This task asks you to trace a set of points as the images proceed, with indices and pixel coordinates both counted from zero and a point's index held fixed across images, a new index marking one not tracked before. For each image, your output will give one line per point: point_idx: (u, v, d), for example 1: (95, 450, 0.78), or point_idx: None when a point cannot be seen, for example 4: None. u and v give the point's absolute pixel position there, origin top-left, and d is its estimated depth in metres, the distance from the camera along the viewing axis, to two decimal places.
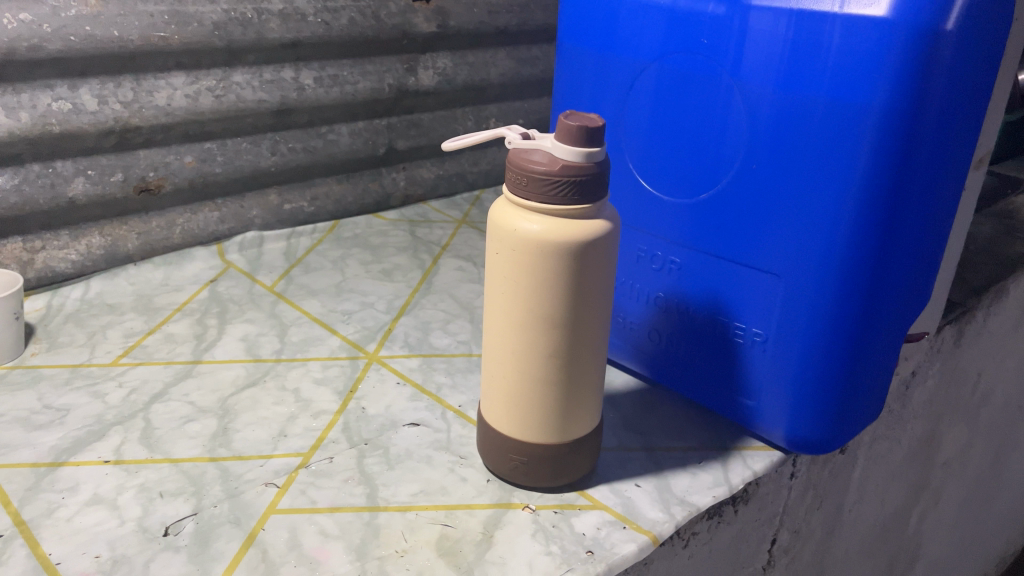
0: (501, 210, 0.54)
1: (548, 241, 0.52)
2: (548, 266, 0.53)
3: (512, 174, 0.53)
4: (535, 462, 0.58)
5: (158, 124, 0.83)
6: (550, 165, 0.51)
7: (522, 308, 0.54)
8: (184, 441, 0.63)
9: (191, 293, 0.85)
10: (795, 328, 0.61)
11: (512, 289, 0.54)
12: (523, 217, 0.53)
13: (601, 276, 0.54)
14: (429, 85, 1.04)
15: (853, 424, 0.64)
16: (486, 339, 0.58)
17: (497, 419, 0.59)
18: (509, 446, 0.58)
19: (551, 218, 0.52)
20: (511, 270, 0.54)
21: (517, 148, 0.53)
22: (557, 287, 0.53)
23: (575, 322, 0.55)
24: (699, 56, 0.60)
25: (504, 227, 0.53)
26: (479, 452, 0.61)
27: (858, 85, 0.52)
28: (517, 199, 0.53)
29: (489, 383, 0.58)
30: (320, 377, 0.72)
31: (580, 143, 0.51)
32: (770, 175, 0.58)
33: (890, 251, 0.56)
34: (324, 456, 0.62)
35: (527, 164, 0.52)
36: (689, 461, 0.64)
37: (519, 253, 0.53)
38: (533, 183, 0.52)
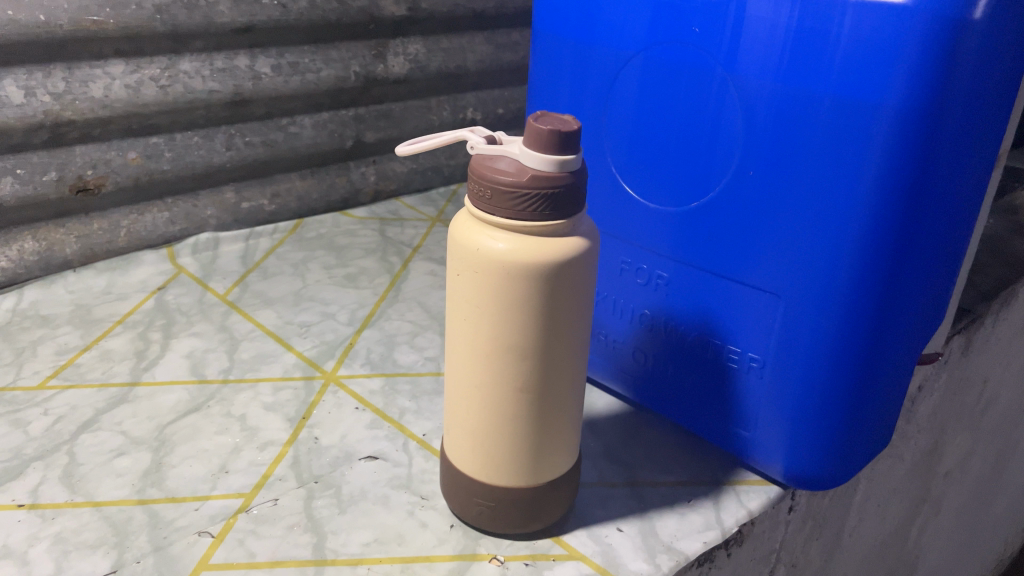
0: (462, 225, 0.47)
1: (515, 262, 0.45)
2: (515, 290, 0.46)
3: (473, 185, 0.46)
4: (503, 508, 0.51)
5: (94, 118, 0.76)
6: (518, 176, 0.44)
7: (487, 337, 0.47)
8: (111, 480, 0.56)
9: (136, 303, 0.78)
10: (795, 354, 0.54)
11: (475, 316, 0.47)
12: (486, 233, 0.46)
13: (576, 301, 0.48)
14: (400, 72, 0.97)
15: (859, 459, 0.57)
16: (448, 369, 0.51)
17: (461, 458, 0.52)
18: (474, 489, 0.51)
19: (519, 235, 0.45)
20: (473, 294, 0.47)
21: (480, 155, 0.46)
22: (527, 314, 0.46)
23: (548, 352, 0.48)
24: (690, 46, 0.53)
25: (465, 245, 0.46)
26: (442, 493, 0.54)
27: (871, 82, 0.45)
28: (480, 213, 0.46)
29: (452, 418, 0.52)
30: (270, 401, 0.65)
31: (552, 150, 0.44)
32: (768, 183, 0.52)
33: (904, 270, 0.49)
34: (268, 498, 0.55)
35: (491, 173, 0.44)
36: (678, 499, 0.58)
37: (482, 275, 0.46)
38: (498, 195, 0.44)
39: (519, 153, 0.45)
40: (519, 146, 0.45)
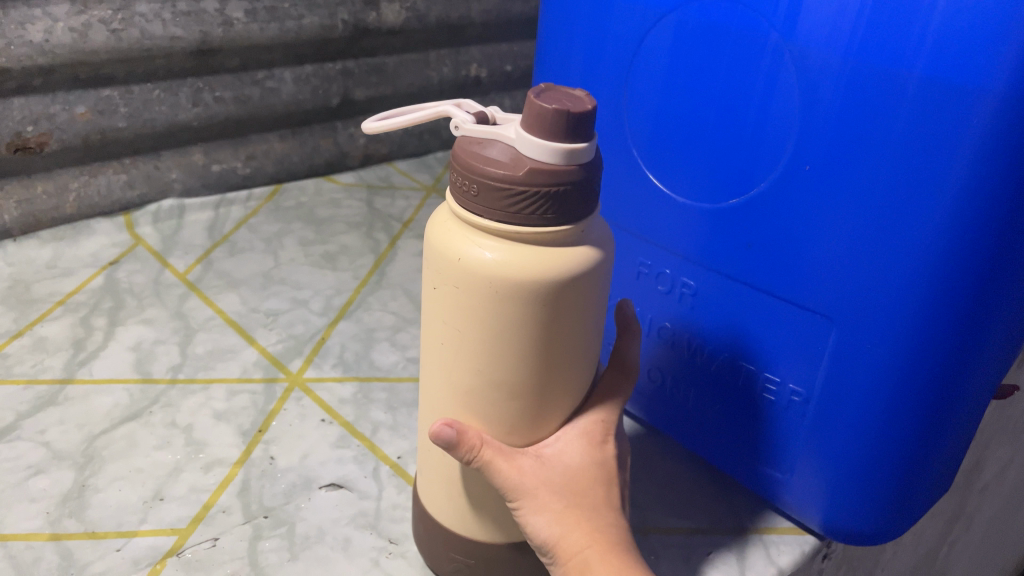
0: (441, 226, 0.37)
1: (506, 279, 0.35)
2: (505, 315, 0.36)
3: (456, 176, 0.35)
4: (485, 567, 0.42)
5: (34, 66, 0.65)
6: (514, 168, 0.33)
7: (468, 369, 0.38)
8: (23, 508, 0.47)
9: (83, 280, 0.69)
10: (846, 391, 0.44)
11: (454, 340, 0.38)
12: (470, 239, 0.35)
13: (582, 326, 0.38)
14: (395, 22, 0.85)
15: (914, 515, 0.48)
16: (423, 397, 0.42)
17: (435, 503, 0.43)
18: (452, 542, 0.42)
19: (512, 244, 0.35)
20: (452, 314, 0.37)
21: (465, 138, 0.36)
22: (518, 345, 0.37)
23: (543, 388, 0.39)
24: (737, 5, 0.42)
25: (443, 252, 0.36)
26: (415, 537, 0.45)
27: (974, 60, 0.35)
28: (463, 212, 0.36)
29: (426, 455, 0.42)
30: (223, 409, 0.56)
31: (560, 138, 0.33)
32: (826, 183, 0.41)
33: (994, 302, 0.39)
34: (206, 538, 0.46)
35: (480, 162, 0.34)
36: (695, 552, 0.49)
37: (464, 292, 0.36)
38: (487, 192, 0.34)
39: (515, 139, 0.34)
40: (517, 128, 0.35)
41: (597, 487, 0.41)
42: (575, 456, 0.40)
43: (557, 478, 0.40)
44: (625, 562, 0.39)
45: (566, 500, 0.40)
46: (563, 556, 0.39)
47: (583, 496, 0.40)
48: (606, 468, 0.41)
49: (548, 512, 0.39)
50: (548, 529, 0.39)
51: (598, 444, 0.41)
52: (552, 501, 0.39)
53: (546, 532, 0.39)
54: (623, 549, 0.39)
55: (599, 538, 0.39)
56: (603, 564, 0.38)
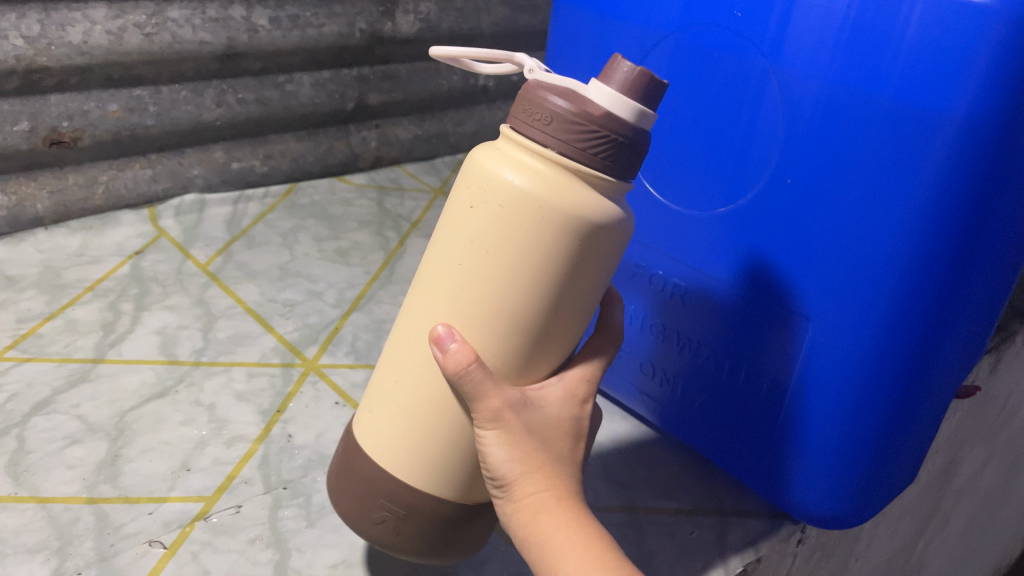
0: (488, 151, 0.39)
1: (540, 202, 0.37)
2: (532, 239, 0.38)
3: (519, 107, 0.39)
4: (414, 520, 0.42)
5: (72, 66, 0.69)
6: (592, 109, 0.37)
7: (483, 294, 0.39)
8: (60, 473, 0.51)
9: (110, 268, 0.73)
10: (820, 384, 0.48)
11: (474, 259, 0.39)
12: (515, 162, 0.38)
13: (592, 284, 0.41)
14: (409, 32, 0.90)
15: (880, 500, 0.52)
16: (404, 326, 0.43)
17: (377, 442, 0.43)
18: (386, 489, 0.42)
19: (557, 172, 0.37)
20: (480, 230, 0.39)
21: (536, 79, 0.40)
22: (538, 275, 0.39)
23: (547, 331, 0.41)
24: (729, 31, 0.47)
25: (488, 171, 0.39)
26: (330, 495, 0.45)
27: (936, 86, 0.39)
28: (517, 136, 0.39)
29: (392, 387, 0.43)
30: (243, 390, 0.60)
31: (634, 94, 0.38)
32: (807, 193, 0.46)
33: (953, 302, 0.43)
34: (230, 505, 0.50)
35: (561, 97, 0.38)
36: (679, 530, 0.54)
37: (504, 212, 0.38)
38: (559, 123, 0.37)
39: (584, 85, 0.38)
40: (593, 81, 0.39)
41: (566, 442, 0.42)
42: (554, 409, 0.42)
43: (533, 423, 0.41)
44: (577, 514, 0.40)
45: (536, 445, 0.41)
46: (518, 494, 0.40)
47: (552, 447, 0.41)
48: (578, 428, 0.43)
49: (515, 450, 0.40)
50: (510, 465, 0.40)
51: (577, 404, 0.43)
52: (522, 440, 0.40)
53: (508, 468, 0.40)
54: (577, 502, 0.41)
55: (556, 486, 0.40)
56: (556, 511, 0.40)
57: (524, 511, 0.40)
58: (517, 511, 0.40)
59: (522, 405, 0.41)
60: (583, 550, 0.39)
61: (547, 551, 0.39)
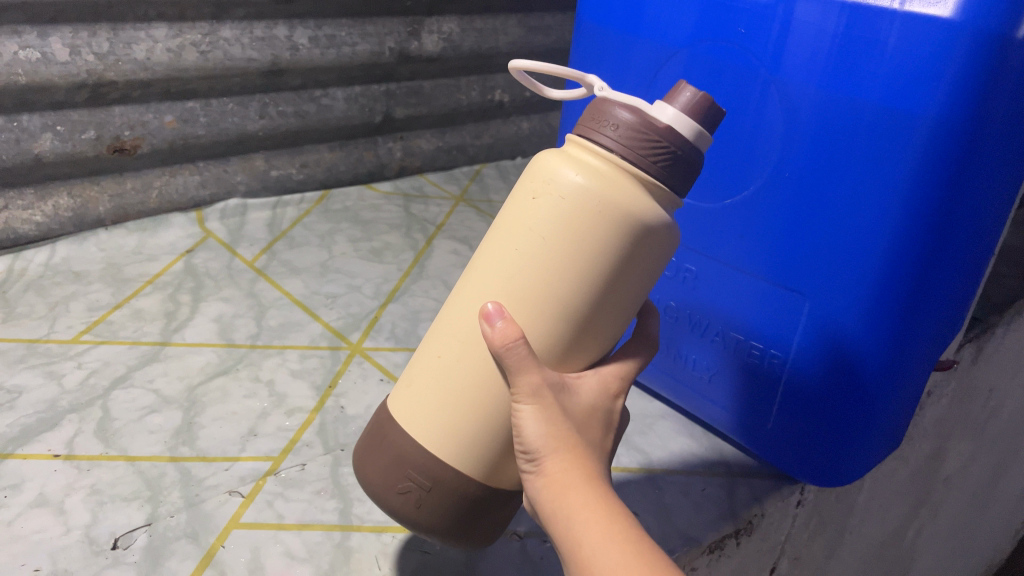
0: (553, 153, 0.43)
1: (598, 193, 0.41)
2: (588, 227, 0.41)
3: (588, 119, 0.43)
4: (438, 495, 0.44)
5: (135, 80, 0.77)
6: (657, 124, 0.41)
7: (534, 278, 0.42)
8: (143, 437, 0.58)
9: (166, 265, 0.79)
10: (816, 354, 0.55)
11: (532, 247, 0.42)
12: (580, 162, 0.42)
13: (636, 288, 0.44)
14: (433, 51, 0.97)
15: (870, 461, 0.58)
16: (451, 309, 0.46)
17: (409, 415, 0.45)
18: (412, 459, 0.44)
19: (617, 173, 0.41)
20: (541, 219, 0.42)
21: (604, 95, 0.44)
22: (588, 265, 0.42)
23: (591, 323, 0.43)
24: (735, 46, 0.54)
25: (552, 168, 0.43)
26: (356, 471, 0.47)
27: (914, 92, 0.46)
28: (583, 142, 0.43)
29: (432, 364, 0.45)
30: (297, 368, 0.67)
31: (696, 116, 0.42)
32: (804, 185, 0.53)
33: (934, 278, 0.50)
34: (296, 463, 0.57)
35: (628, 111, 0.42)
36: (692, 486, 0.60)
37: (564, 202, 0.41)
38: (625, 132, 0.41)
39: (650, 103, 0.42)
40: (658, 101, 0.43)
41: (596, 430, 0.43)
42: (588, 396, 0.43)
43: (568, 406, 0.42)
44: (603, 492, 0.40)
45: (569, 425, 0.42)
46: (549, 468, 0.41)
47: (583, 432, 0.42)
48: (608, 420, 0.44)
49: (550, 425, 0.41)
50: (544, 440, 0.41)
51: (609, 396, 0.45)
52: (558, 418, 0.41)
53: (542, 442, 0.41)
54: (604, 483, 0.41)
55: (586, 463, 0.41)
56: (585, 486, 0.40)
57: (554, 484, 0.40)
58: (548, 485, 0.40)
59: (559, 387, 0.42)
60: (610, 523, 0.38)
61: (573, 526, 0.39)
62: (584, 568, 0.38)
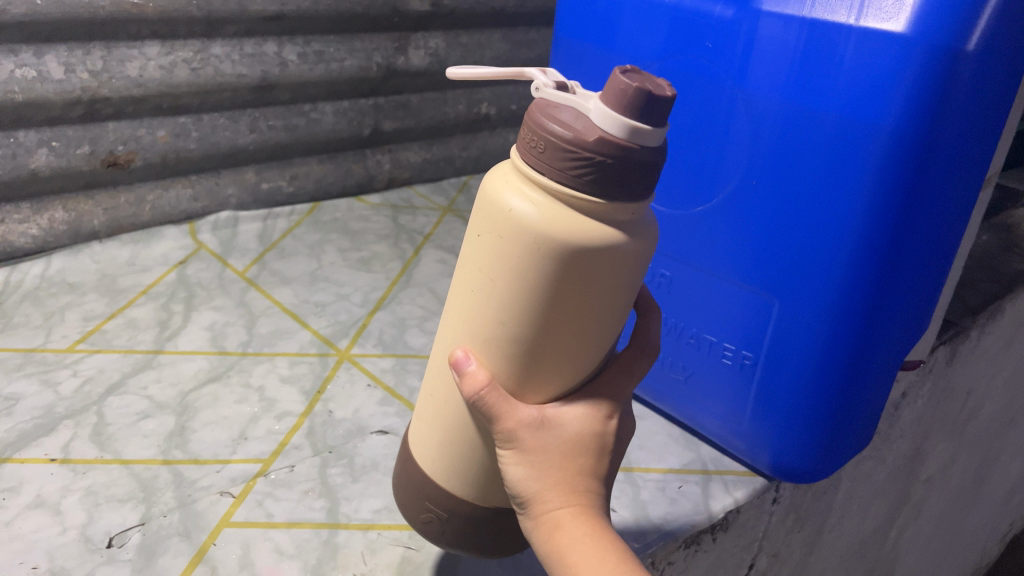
0: (499, 174, 0.42)
1: (534, 233, 0.39)
2: (532, 267, 0.40)
3: (524, 134, 0.40)
4: (456, 523, 0.46)
5: (129, 96, 0.79)
6: (583, 135, 0.38)
7: (491, 321, 0.42)
8: (138, 441, 0.60)
9: (159, 275, 0.81)
10: (785, 357, 0.57)
11: (487, 287, 0.42)
12: (518, 192, 0.40)
13: (600, 308, 0.42)
14: (420, 65, 1.00)
15: (840, 456, 0.61)
16: (435, 348, 0.47)
17: (420, 454, 0.47)
18: (429, 494, 0.47)
19: (554, 202, 0.39)
20: (488, 262, 0.42)
21: (543, 98, 0.40)
22: (537, 304, 0.41)
23: (552, 352, 0.43)
24: (703, 60, 0.57)
25: (493, 200, 0.41)
26: (393, 489, 0.50)
27: (870, 103, 0.48)
28: (521, 164, 0.40)
29: (428, 404, 0.47)
30: (287, 374, 0.69)
31: (632, 113, 0.37)
32: (769, 192, 0.55)
33: (893, 280, 0.52)
34: (285, 464, 0.59)
35: (553, 124, 0.38)
36: (669, 484, 0.63)
37: (505, 242, 0.40)
38: (552, 151, 0.38)
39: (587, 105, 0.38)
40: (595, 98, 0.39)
41: (587, 458, 0.43)
42: (572, 425, 0.43)
43: (550, 441, 0.43)
44: (593, 531, 0.41)
45: (553, 463, 0.42)
46: (537, 512, 0.42)
47: (570, 464, 0.43)
48: (601, 443, 0.44)
49: (532, 469, 0.42)
50: (528, 484, 0.42)
51: (599, 419, 0.44)
52: (540, 459, 0.42)
53: (527, 486, 0.42)
54: (597, 517, 0.42)
55: (574, 502, 0.42)
56: (575, 528, 0.41)
57: (543, 526, 0.42)
58: (538, 527, 0.42)
59: (537, 425, 0.43)
60: (602, 567, 0.40)
61: (568, 570, 0.41)
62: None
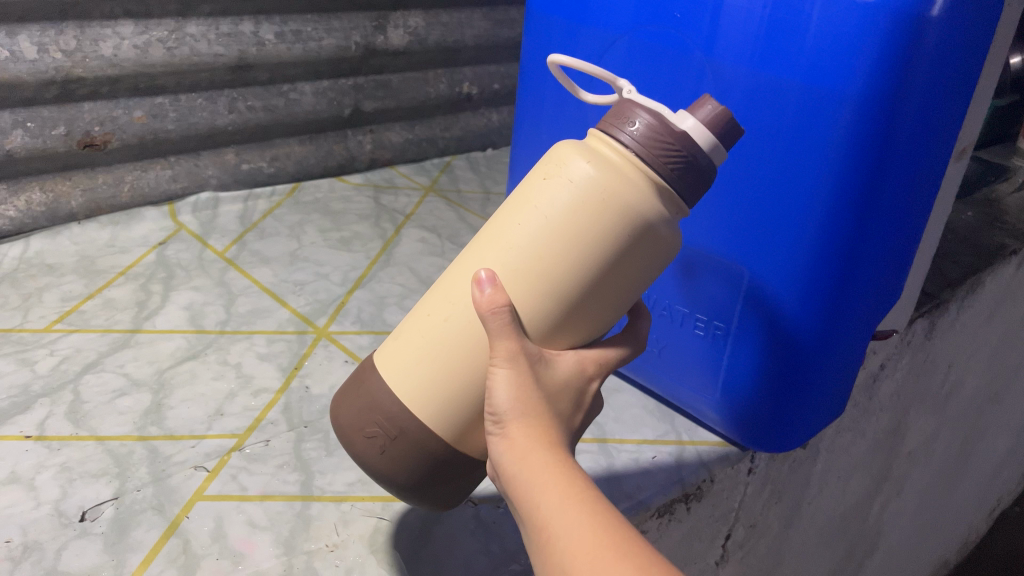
0: (571, 142, 0.45)
1: (607, 182, 0.42)
2: (590, 212, 0.42)
3: (611, 115, 0.44)
4: (401, 445, 0.46)
5: (103, 76, 0.79)
6: (676, 130, 0.42)
7: (528, 255, 0.43)
8: (113, 418, 0.60)
9: (138, 256, 0.82)
10: (758, 320, 0.57)
11: (533, 225, 0.43)
12: (595, 154, 0.43)
13: (625, 283, 0.44)
14: (400, 45, 0.99)
15: (808, 427, 0.61)
16: (449, 273, 0.47)
17: (389, 364, 0.47)
18: (384, 407, 0.46)
19: (627, 168, 0.42)
20: (545, 199, 0.43)
21: (630, 99, 0.45)
22: (583, 251, 0.42)
23: (579, 309, 0.44)
24: (672, 31, 0.56)
25: (566, 155, 0.44)
26: (333, 410, 0.49)
27: (835, 70, 0.48)
28: (602, 138, 0.44)
29: (420, 321, 0.47)
30: (265, 352, 0.69)
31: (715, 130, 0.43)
32: (739, 162, 0.55)
33: (862, 246, 0.52)
34: (260, 439, 0.59)
35: (649, 112, 0.43)
36: (643, 454, 0.63)
37: (570, 185, 0.43)
38: (643, 132, 0.42)
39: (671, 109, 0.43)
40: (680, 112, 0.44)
41: (566, 406, 0.44)
42: (565, 371, 0.44)
43: (544, 377, 0.43)
44: (564, 458, 0.40)
45: (540, 396, 0.42)
46: (512, 433, 0.41)
47: (553, 403, 0.43)
48: (579, 399, 0.45)
49: (521, 392, 0.41)
50: (511, 405, 0.41)
51: (586, 376, 0.45)
52: (530, 386, 0.42)
53: (512, 406, 0.41)
54: (565, 454, 0.41)
55: (551, 434, 0.41)
56: (549, 454, 0.40)
57: (517, 447, 0.40)
58: (511, 448, 0.41)
59: (537, 359, 0.43)
60: (570, 491, 0.38)
61: (533, 490, 0.39)
62: (543, 532, 0.38)
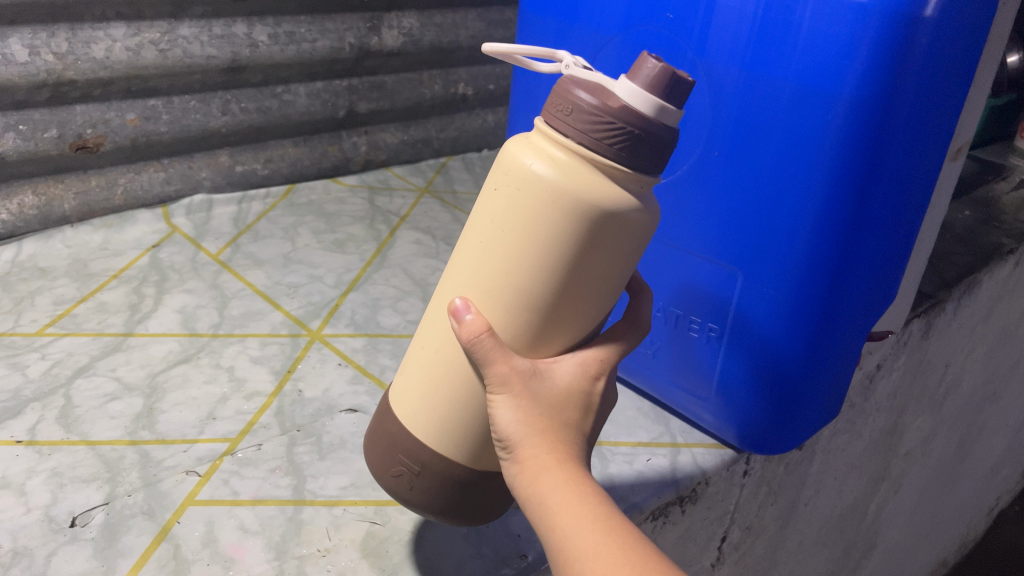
0: (519, 138, 0.43)
1: (553, 185, 0.41)
2: (545, 219, 0.41)
3: (552, 100, 0.42)
4: (428, 478, 0.46)
5: (96, 78, 0.78)
6: (611, 104, 0.40)
7: (499, 272, 0.43)
8: (104, 422, 0.60)
9: (131, 259, 0.81)
10: (751, 326, 0.57)
11: (496, 240, 0.43)
12: (540, 151, 0.41)
13: (606, 275, 0.43)
14: (393, 46, 0.99)
15: (804, 429, 0.61)
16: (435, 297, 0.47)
17: (401, 404, 0.47)
18: (403, 444, 0.46)
19: (571, 159, 0.41)
20: (500, 211, 0.43)
21: (573, 74, 0.43)
22: (549, 258, 0.42)
23: (560, 312, 0.43)
24: (663, 31, 0.56)
25: (512, 159, 0.42)
26: (364, 451, 0.49)
27: (828, 72, 0.48)
28: (546, 131, 0.42)
29: (419, 352, 0.47)
30: (257, 355, 0.69)
31: (658, 91, 0.40)
32: (730, 163, 0.55)
33: (856, 251, 0.52)
34: (252, 443, 0.59)
35: (580, 93, 0.40)
36: (637, 457, 0.63)
37: (522, 191, 0.42)
38: (577, 115, 0.40)
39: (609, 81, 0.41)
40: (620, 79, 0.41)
41: (574, 412, 0.43)
42: (564, 380, 0.43)
43: (542, 392, 0.42)
44: (576, 474, 0.40)
45: (542, 411, 0.42)
46: (522, 456, 0.41)
47: (557, 415, 0.42)
48: (587, 402, 0.44)
49: (524, 414, 0.41)
50: (516, 427, 0.41)
51: (588, 377, 0.44)
52: (528, 404, 0.42)
53: (515, 429, 0.41)
54: (577, 467, 0.41)
55: (559, 449, 0.41)
56: (560, 472, 0.40)
57: (527, 470, 0.40)
58: (522, 471, 0.41)
59: (531, 374, 0.42)
60: (585, 509, 0.39)
61: (549, 513, 0.39)
62: (561, 554, 0.38)
